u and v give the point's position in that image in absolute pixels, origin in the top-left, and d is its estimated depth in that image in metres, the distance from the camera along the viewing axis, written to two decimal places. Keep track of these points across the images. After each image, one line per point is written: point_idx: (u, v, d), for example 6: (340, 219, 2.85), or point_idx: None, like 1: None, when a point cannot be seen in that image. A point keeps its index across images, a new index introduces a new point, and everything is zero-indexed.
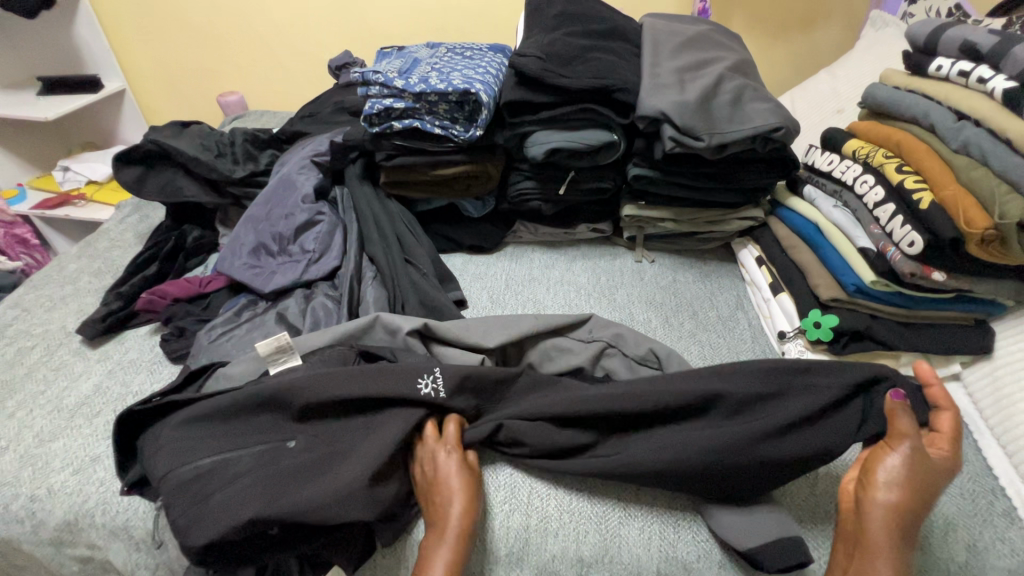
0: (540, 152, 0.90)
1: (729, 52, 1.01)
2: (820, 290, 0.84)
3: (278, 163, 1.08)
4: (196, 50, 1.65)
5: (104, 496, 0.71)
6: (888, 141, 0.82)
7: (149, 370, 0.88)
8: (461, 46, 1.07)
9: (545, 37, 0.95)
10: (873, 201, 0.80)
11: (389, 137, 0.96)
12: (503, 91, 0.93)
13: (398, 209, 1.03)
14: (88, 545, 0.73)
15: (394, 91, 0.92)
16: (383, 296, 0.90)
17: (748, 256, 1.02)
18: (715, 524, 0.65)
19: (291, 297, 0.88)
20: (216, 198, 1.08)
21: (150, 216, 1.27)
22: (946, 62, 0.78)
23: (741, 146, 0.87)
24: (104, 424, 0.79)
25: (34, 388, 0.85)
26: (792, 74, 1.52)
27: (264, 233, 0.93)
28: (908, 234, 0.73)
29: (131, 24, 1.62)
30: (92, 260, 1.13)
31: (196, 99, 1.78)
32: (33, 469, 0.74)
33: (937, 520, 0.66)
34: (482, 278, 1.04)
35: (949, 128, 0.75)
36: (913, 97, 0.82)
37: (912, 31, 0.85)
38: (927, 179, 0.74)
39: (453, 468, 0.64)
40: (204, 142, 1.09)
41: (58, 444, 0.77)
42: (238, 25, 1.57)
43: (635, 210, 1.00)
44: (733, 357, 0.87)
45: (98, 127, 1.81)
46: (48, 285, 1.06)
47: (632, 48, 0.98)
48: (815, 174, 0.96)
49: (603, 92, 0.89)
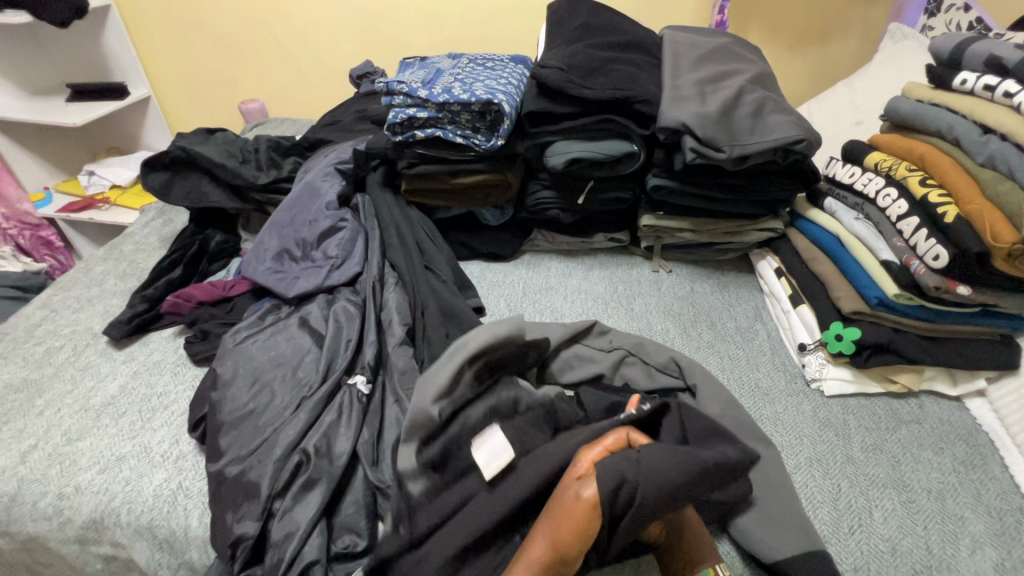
0: (561, 162, 0.91)
1: (749, 64, 1.01)
2: (842, 302, 0.83)
3: (301, 170, 1.10)
4: (219, 59, 1.69)
5: (129, 495, 0.73)
6: (911, 154, 0.82)
7: (173, 372, 0.89)
8: (482, 58, 1.09)
9: (566, 49, 0.96)
10: (896, 214, 0.80)
11: (411, 146, 0.98)
12: (524, 101, 0.94)
13: (418, 216, 1.04)
14: (112, 544, 0.74)
15: (418, 101, 0.94)
16: (404, 301, 0.91)
17: (767, 267, 1.01)
18: (740, 536, 0.64)
19: (314, 302, 0.89)
20: (239, 203, 1.10)
21: (174, 220, 1.30)
22: (971, 76, 0.78)
23: (762, 157, 0.87)
24: (129, 424, 0.81)
25: (61, 388, 0.87)
26: (810, 86, 1.52)
27: (289, 238, 0.95)
28: (932, 248, 0.73)
29: (158, 33, 1.66)
30: (117, 263, 1.16)
31: (219, 106, 1.82)
32: (60, 467, 0.76)
33: (964, 538, 0.65)
34: (500, 287, 1.05)
35: (975, 141, 0.74)
36: (936, 110, 0.82)
37: (936, 45, 0.85)
38: (952, 193, 0.74)
39: (565, 491, 0.53)
40: (228, 149, 1.11)
41: (85, 443, 0.78)
42: (261, 36, 1.61)
43: (653, 220, 1.01)
44: (752, 369, 0.87)
45: (123, 133, 1.86)
46: (75, 287, 1.09)
47: (652, 60, 0.99)
48: (835, 186, 0.96)
49: (624, 103, 0.89)
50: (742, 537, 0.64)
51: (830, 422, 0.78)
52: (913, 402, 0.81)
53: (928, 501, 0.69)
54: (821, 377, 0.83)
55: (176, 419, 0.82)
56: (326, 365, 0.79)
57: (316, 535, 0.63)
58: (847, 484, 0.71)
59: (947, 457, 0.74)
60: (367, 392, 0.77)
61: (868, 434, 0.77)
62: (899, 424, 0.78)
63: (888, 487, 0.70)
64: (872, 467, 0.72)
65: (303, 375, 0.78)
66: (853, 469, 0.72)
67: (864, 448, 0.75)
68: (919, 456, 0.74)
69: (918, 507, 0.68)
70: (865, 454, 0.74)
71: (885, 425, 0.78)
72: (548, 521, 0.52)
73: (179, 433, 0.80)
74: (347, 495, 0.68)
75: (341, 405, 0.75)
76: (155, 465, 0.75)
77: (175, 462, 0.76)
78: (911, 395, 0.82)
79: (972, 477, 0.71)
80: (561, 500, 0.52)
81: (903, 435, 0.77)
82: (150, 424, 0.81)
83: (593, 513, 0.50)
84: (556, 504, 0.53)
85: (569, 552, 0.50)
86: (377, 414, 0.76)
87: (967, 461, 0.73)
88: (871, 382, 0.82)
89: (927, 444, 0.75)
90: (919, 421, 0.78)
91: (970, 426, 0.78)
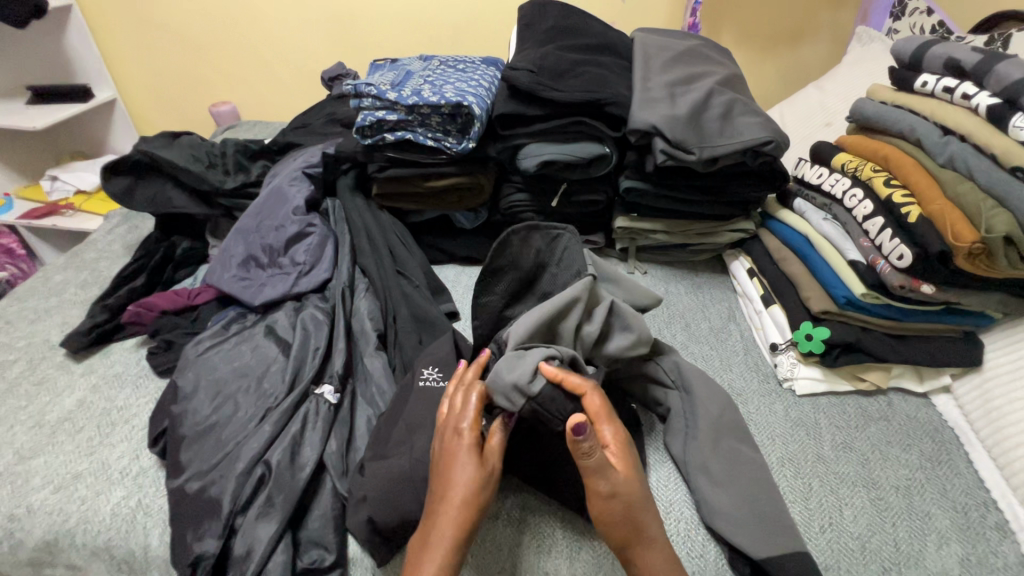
0: (533, 165, 0.90)
1: (719, 66, 1.02)
2: (811, 302, 0.84)
3: (269, 174, 1.07)
4: (187, 60, 1.65)
5: (85, 515, 0.70)
6: (875, 155, 0.83)
7: (135, 384, 0.86)
8: (453, 59, 1.08)
9: (537, 51, 0.96)
10: (863, 214, 0.81)
11: (381, 148, 0.96)
12: (495, 104, 0.93)
13: (390, 220, 1.02)
14: (68, 565, 0.70)
15: (387, 104, 0.92)
16: (376, 306, 0.89)
17: (740, 267, 1.02)
18: (723, 531, 0.64)
19: (281, 310, 0.87)
20: (206, 209, 1.07)
21: (139, 226, 1.26)
22: (931, 79, 0.79)
23: (732, 160, 0.88)
24: (87, 440, 0.77)
25: (14, 404, 0.83)
26: (781, 87, 1.54)
27: (255, 245, 0.92)
28: (897, 247, 0.74)
29: (123, 34, 1.61)
30: (78, 271, 1.12)
31: (188, 108, 1.77)
32: (12, 487, 0.72)
33: (930, 534, 0.66)
34: (474, 290, 1.04)
35: (936, 142, 0.76)
36: (899, 112, 0.83)
37: (898, 47, 0.86)
38: (915, 193, 0.75)
39: (460, 454, 0.57)
40: (194, 153, 1.08)
41: (39, 460, 0.75)
42: (231, 37, 1.58)
43: (626, 222, 1.01)
44: (726, 369, 0.87)
45: (88, 137, 1.80)
46: (31, 297, 1.04)
47: (623, 62, 0.99)
48: (804, 187, 0.97)
49: (594, 105, 0.89)
50: (725, 533, 0.64)
51: (802, 421, 0.79)
52: (882, 399, 0.83)
53: (896, 498, 0.69)
54: (792, 376, 0.83)
55: (136, 433, 0.79)
56: (293, 374, 0.77)
57: (280, 551, 0.62)
58: (818, 483, 0.71)
59: (915, 454, 0.75)
60: (335, 402, 0.75)
61: (838, 432, 0.77)
62: (869, 421, 0.79)
63: (858, 485, 0.71)
64: (843, 465, 0.73)
65: (269, 385, 0.76)
66: (823, 468, 0.73)
67: (834, 446, 0.76)
68: (888, 453, 0.75)
69: (886, 504, 0.69)
70: (836, 453, 0.75)
71: (855, 423, 0.79)
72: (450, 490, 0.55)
73: (140, 448, 0.77)
74: (312, 509, 0.67)
75: (307, 415, 0.73)
76: (113, 482, 0.73)
77: (135, 478, 0.73)
78: (880, 393, 0.83)
79: (938, 473, 0.72)
80: (467, 472, 0.56)
81: (873, 432, 0.77)
82: (110, 439, 0.78)
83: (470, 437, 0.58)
84: (448, 474, 0.57)
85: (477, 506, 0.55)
86: (346, 424, 0.74)
87: (934, 457, 0.74)
88: (841, 380, 0.83)
89: (896, 441, 0.76)
90: (888, 418, 0.80)
91: (936, 422, 0.79)
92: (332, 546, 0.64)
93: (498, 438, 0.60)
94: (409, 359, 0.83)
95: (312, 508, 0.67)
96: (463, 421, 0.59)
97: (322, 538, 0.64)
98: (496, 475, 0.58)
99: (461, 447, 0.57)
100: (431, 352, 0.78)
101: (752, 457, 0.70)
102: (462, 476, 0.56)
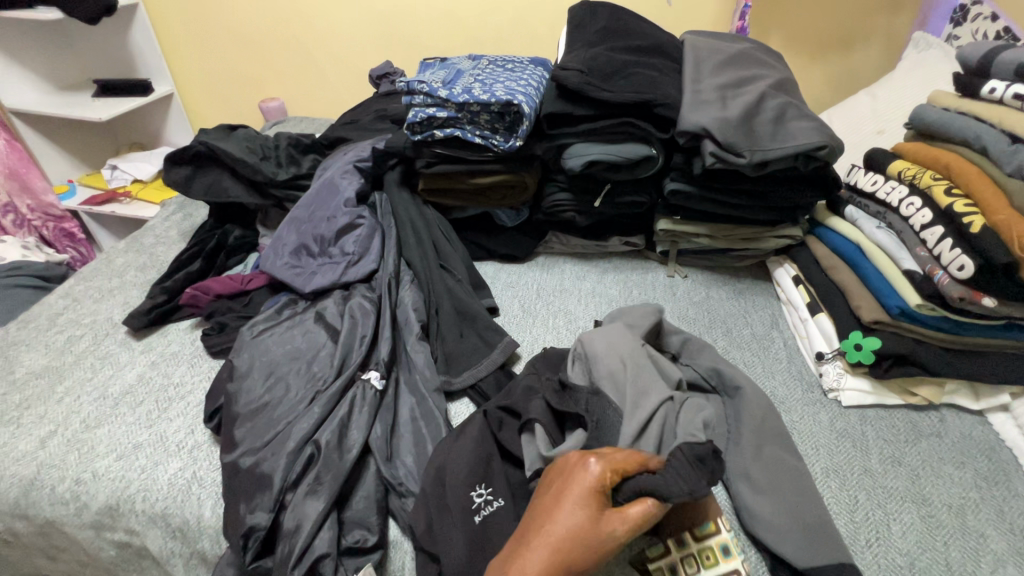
0: (579, 164, 0.91)
1: (771, 70, 1.01)
2: (862, 311, 0.82)
3: (320, 167, 1.11)
4: (241, 58, 1.71)
5: (144, 483, 0.73)
6: (935, 162, 0.81)
7: (190, 363, 0.90)
8: (502, 59, 1.09)
9: (587, 52, 0.96)
10: (920, 223, 0.79)
11: (429, 145, 0.99)
12: (544, 103, 0.94)
13: (435, 215, 1.05)
14: (126, 530, 0.74)
15: (438, 101, 0.94)
16: (419, 298, 0.91)
17: (785, 274, 1.01)
18: (765, 536, 0.63)
19: (330, 298, 0.90)
20: (258, 199, 1.12)
21: (193, 214, 1.32)
22: (1000, 84, 0.77)
23: (784, 164, 0.86)
24: (146, 413, 0.82)
25: (81, 375, 0.88)
26: (830, 93, 1.50)
27: (307, 234, 0.96)
28: (957, 258, 0.71)
29: (183, 32, 1.69)
30: (137, 255, 1.18)
31: (239, 103, 1.84)
32: (79, 453, 0.77)
33: (985, 555, 0.63)
34: (513, 287, 1.05)
35: (1004, 151, 0.73)
36: (963, 119, 0.81)
37: (964, 52, 0.84)
38: (979, 203, 0.72)
39: (573, 492, 0.54)
40: (249, 145, 1.12)
41: (104, 430, 0.79)
42: (283, 35, 1.63)
43: (670, 225, 1.00)
44: (768, 377, 0.86)
45: (146, 129, 1.89)
46: (96, 277, 1.11)
47: (673, 64, 0.99)
48: (856, 194, 0.95)
49: (644, 106, 0.89)
50: (772, 538, 0.63)
51: (847, 432, 0.77)
52: (934, 415, 0.80)
53: (947, 515, 0.67)
54: (838, 387, 0.81)
55: (192, 409, 0.83)
56: (341, 360, 0.79)
57: (326, 529, 0.64)
58: (865, 496, 0.69)
59: (969, 473, 0.72)
60: (380, 388, 0.77)
61: (887, 446, 0.75)
62: (919, 436, 0.77)
63: (907, 501, 0.69)
64: (891, 480, 0.71)
65: (318, 369, 0.79)
66: (870, 481, 0.71)
67: (882, 460, 0.74)
68: (940, 470, 0.72)
69: (938, 521, 0.66)
70: (883, 466, 0.73)
71: (905, 437, 0.76)
72: (553, 526, 0.52)
73: (195, 423, 0.80)
74: (358, 490, 0.69)
75: (354, 399, 0.75)
76: (170, 454, 0.76)
77: (191, 452, 0.77)
78: (932, 408, 0.81)
79: (995, 493, 0.70)
80: (577, 524, 0.52)
81: (923, 448, 0.75)
82: (167, 414, 0.82)
83: (601, 487, 0.54)
84: (557, 503, 0.54)
85: (574, 564, 0.50)
86: (390, 410, 0.76)
87: (990, 477, 0.72)
88: (890, 394, 0.81)
89: (948, 459, 0.74)
90: (940, 435, 0.77)
91: (993, 441, 0.76)
92: (375, 528, 0.65)
93: (638, 511, 0.52)
94: (451, 350, 0.85)
95: (358, 489, 0.69)
96: (595, 463, 0.55)
97: (365, 518, 0.66)
98: (604, 538, 0.51)
99: (584, 487, 0.54)
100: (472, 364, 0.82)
101: (797, 465, 0.69)
102: (571, 523, 0.52)
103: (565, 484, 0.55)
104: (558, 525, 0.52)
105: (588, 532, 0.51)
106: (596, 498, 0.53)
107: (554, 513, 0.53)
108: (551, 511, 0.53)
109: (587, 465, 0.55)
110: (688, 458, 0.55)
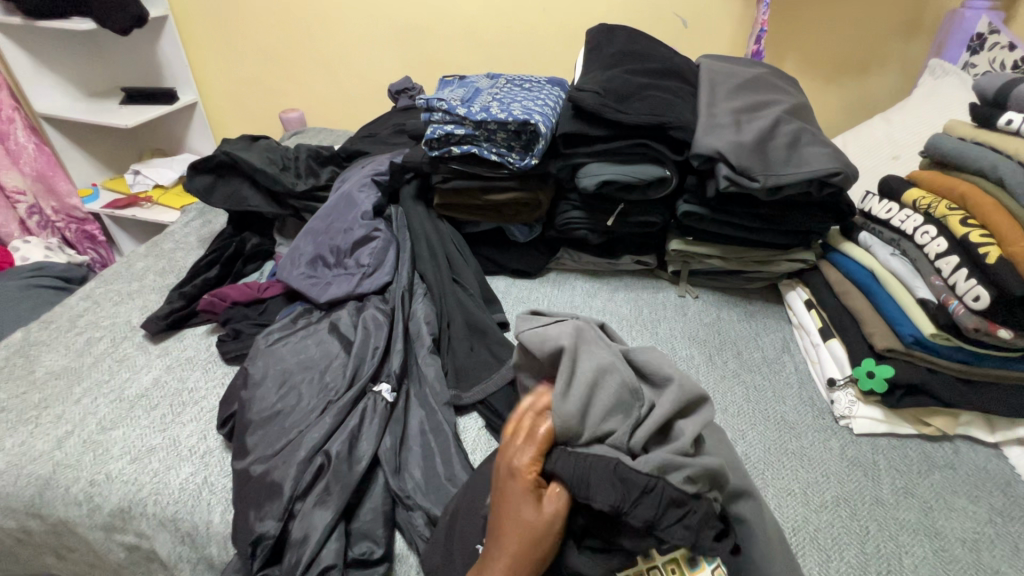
0: (593, 183, 0.92)
1: (786, 95, 1.02)
2: (874, 339, 0.81)
3: (339, 179, 1.13)
4: (266, 70, 1.76)
5: (156, 486, 0.74)
6: (951, 192, 0.81)
7: (205, 368, 0.92)
8: (519, 78, 1.11)
9: (604, 74, 0.98)
10: (935, 252, 0.79)
11: (446, 161, 1.00)
12: (560, 123, 0.95)
13: (449, 230, 1.06)
14: (136, 533, 0.75)
15: (456, 119, 0.96)
16: (432, 312, 0.93)
17: (797, 298, 1.00)
18: None
19: (344, 309, 0.91)
20: (276, 209, 1.14)
21: (212, 222, 1.35)
22: (1017, 117, 0.77)
23: (797, 189, 0.87)
24: (161, 417, 0.83)
25: (98, 377, 0.90)
26: (845, 117, 1.51)
27: (324, 245, 0.98)
28: (973, 288, 0.72)
29: (210, 44, 1.74)
30: (157, 260, 1.20)
31: (261, 114, 1.88)
32: (93, 454, 0.78)
33: None
34: (524, 303, 1.05)
35: (1020, 182, 0.73)
36: (980, 149, 0.81)
37: (982, 83, 0.84)
38: (994, 234, 0.72)
39: (512, 496, 0.52)
40: (271, 156, 1.15)
41: (118, 432, 0.81)
42: (306, 49, 1.68)
43: (681, 245, 1.01)
44: (778, 402, 0.85)
45: (169, 136, 1.94)
46: (116, 280, 1.13)
47: (688, 88, 1.00)
48: (871, 221, 0.95)
49: (659, 129, 0.90)
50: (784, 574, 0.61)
51: (859, 461, 0.77)
52: (948, 446, 0.79)
53: (961, 550, 0.66)
54: (850, 415, 0.81)
55: (205, 415, 0.84)
56: (353, 371, 0.80)
57: (333, 540, 0.64)
58: (876, 526, 0.68)
59: (984, 507, 0.71)
60: (391, 400, 0.78)
61: (899, 476, 0.74)
62: (933, 468, 0.76)
63: (920, 533, 0.68)
64: (904, 512, 0.70)
65: (331, 379, 0.80)
66: (882, 512, 0.70)
67: (894, 490, 0.73)
68: (954, 503, 0.71)
69: (951, 556, 0.65)
70: (895, 497, 0.72)
71: (918, 468, 0.76)
72: (506, 533, 0.51)
73: (208, 428, 0.82)
74: (364, 502, 0.69)
75: (365, 410, 0.76)
76: (182, 459, 0.78)
77: (202, 457, 0.78)
78: (946, 439, 0.80)
79: (1011, 529, 0.68)
80: (526, 522, 0.51)
81: (937, 480, 0.74)
82: (180, 418, 0.83)
83: (528, 476, 0.53)
84: (504, 506, 0.52)
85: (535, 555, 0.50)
86: (400, 423, 0.77)
87: (1006, 512, 0.70)
88: (902, 423, 0.80)
89: (962, 492, 0.73)
90: (954, 467, 0.76)
91: (1008, 475, 0.75)
92: (381, 542, 0.65)
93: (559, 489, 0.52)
94: (462, 365, 0.86)
95: (365, 501, 0.69)
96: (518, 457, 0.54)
97: (371, 530, 0.67)
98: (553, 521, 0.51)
99: (516, 483, 0.52)
100: (485, 379, 0.83)
101: None
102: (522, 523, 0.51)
103: (502, 489, 0.53)
104: (509, 529, 0.51)
105: (536, 526, 0.50)
106: (525, 493, 0.52)
107: (504, 520, 0.52)
108: (501, 519, 0.52)
109: (512, 461, 0.54)
110: (615, 474, 0.51)
